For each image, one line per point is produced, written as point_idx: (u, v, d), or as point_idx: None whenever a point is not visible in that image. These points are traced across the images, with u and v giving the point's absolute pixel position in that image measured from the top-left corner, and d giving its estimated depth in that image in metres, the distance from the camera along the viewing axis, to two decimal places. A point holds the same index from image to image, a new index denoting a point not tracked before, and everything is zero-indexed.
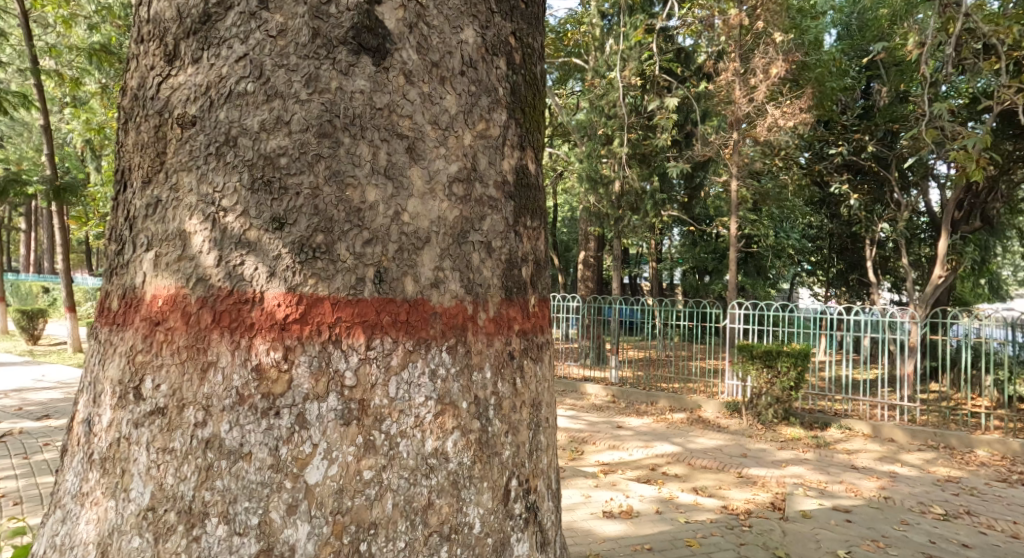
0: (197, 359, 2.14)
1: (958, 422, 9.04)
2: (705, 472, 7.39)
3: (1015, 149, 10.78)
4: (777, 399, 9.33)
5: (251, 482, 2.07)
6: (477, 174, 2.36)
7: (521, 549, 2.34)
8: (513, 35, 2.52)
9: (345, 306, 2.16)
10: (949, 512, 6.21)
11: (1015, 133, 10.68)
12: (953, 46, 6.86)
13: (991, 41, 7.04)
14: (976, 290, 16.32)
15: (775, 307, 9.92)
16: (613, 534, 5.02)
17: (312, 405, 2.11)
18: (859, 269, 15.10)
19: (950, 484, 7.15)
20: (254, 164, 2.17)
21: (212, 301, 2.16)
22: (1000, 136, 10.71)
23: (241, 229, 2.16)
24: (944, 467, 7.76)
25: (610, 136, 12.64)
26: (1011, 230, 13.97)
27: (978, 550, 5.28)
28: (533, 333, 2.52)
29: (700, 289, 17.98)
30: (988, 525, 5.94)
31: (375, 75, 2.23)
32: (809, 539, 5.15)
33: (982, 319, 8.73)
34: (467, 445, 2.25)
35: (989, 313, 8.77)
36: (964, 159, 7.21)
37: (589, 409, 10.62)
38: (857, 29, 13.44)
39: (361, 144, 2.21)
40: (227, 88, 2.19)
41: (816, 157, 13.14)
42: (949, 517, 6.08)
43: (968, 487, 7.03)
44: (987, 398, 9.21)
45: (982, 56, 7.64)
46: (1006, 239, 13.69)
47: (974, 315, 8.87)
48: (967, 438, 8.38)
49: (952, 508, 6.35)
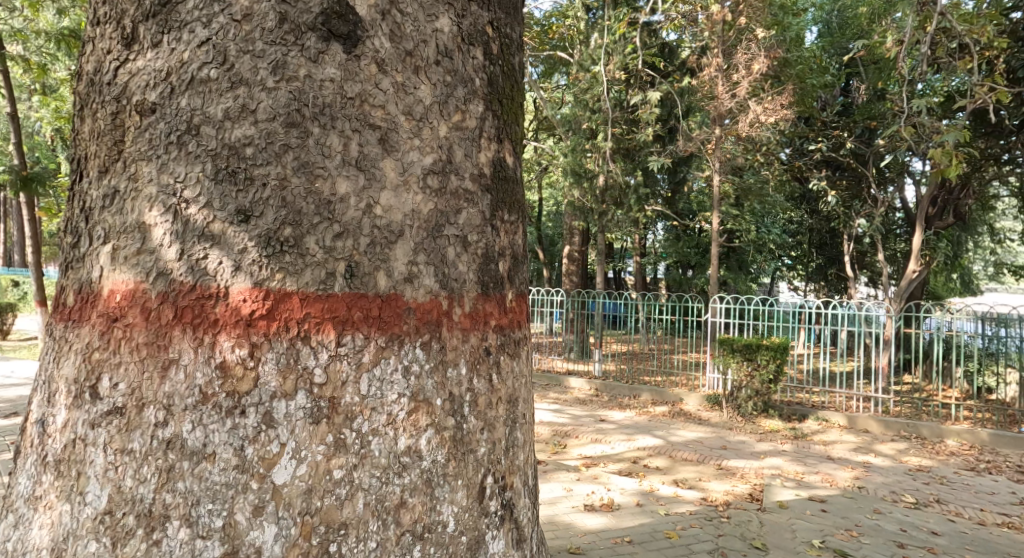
0: (158, 357, 2.06)
1: (930, 414, 9.15)
2: (686, 464, 7.40)
3: (988, 148, 10.92)
4: (756, 391, 9.36)
5: (215, 483, 2.00)
6: (453, 167, 2.30)
7: (496, 547, 2.31)
8: (491, 24, 2.46)
9: (314, 301, 2.10)
10: (920, 500, 6.27)
11: (988, 130, 10.77)
12: (929, 44, 6.82)
13: (966, 41, 7.00)
14: (947, 284, 16.56)
15: (755, 300, 9.92)
16: (594, 528, 4.98)
17: (279, 403, 2.04)
18: (838, 263, 15.29)
19: (921, 473, 7.22)
20: (218, 154, 2.09)
21: (174, 297, 2.08)
22: (973, 134, 10.80)
23: (204, 222, 2.09)
24: (916, 457, 7.84)
25: (595, 130, 12.57)
26: (982, 226, 14.13)
27: (946, 537, 5.32)
28: (510, 329, 2.48)
29: (684, 284, 18.07)
30: (956, 513, 6.02)
31: (345, 64, 2.16)
32: (785, 529, 5.17)
33: (954, 312, 8.79)
34: (442, 442, 2.21)
35: (961, 307, 8.84)
36: (939, 156, 7.14)
37: (572, 403, 10.62)
38: (838, 26, 13.37)
39: (330, 134, 2.14)
40: (188, 74, 2.10)
41: (796, 153, 13.53)
42: (920, 506, 6.15)
43: (938, 476, 7.12)
44: (957, 389, 9.32)
45: (956, 55, 7.60)
46: (978, 235, 13.86)
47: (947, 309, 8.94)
48: (938, 428, 8.49)
49: (922, 497, 6.41)
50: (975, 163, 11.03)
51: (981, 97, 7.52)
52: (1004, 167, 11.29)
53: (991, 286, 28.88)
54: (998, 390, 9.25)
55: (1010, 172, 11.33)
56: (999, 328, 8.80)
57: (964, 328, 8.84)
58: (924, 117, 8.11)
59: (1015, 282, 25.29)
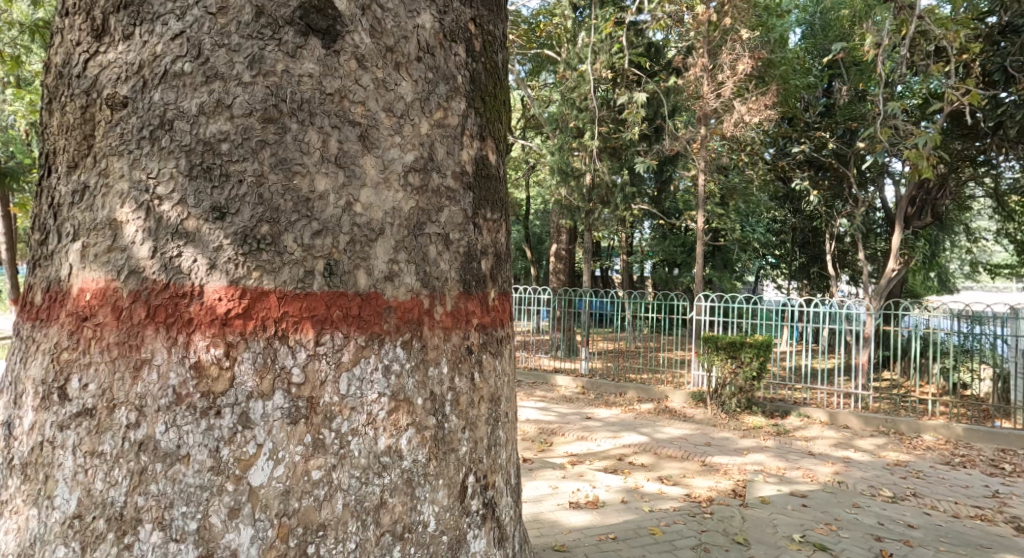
0: (130, 357, 2.01)
1: (908, 409, 9.24)
2: (670, 461, 7.43)
3: (964, 149, 10.95)
4: (740, 388, 9.38)
5: (189, 485, 1.96)
6: (434, 164, 2.27)
7: (477, 546, 2.31)
8: (473, 21, 2.44)
9: (292, 300, 2.06)
10: (897, 494, 6.32)
11: (963, 134, 10.79)
12: (908, 47, 6.83)
13: (943, 44, 7.03)
14: (925, 283, 16.75)
15: (739, 298, 9.95)
16: (578, 525, 4.97)
17: (255, 403, 2.01)
18: (820, 262, 15.41)
19: (898, 468, 7.27)
20: (193, 149, 2.05)
21: (146, 296, 2.03)
22: (948, 137, 10.79)
23: (178, 218, 2.04)
24: (894, 452, 7.90)
25: (581, 129, 12.55)
26: (960, 225, 14.29)
27: (922, 530, 5.37)
28: (492, 328, 2.46)
29: (670, 282, 18.13)
30: (932, 506, 6.07)
31: (324, 59, 2.12)
32: (766, 524, 5.19)
33: (930, 310, 8.97)
34: (422, 441, 2.19)
35: (937, 305, 9.03)
36: (915, 158, 7.14)
37: (559, 401, 10.60)
38: (821, 28, 13.43)
39: (308, 130, 2.10)
40: (162, 67, 2.06)
41: (780, 152, 13.40)
42: (897, 499, 6.20)
43: (915, 470, 7.18)
44: (934, 385, 9.42)
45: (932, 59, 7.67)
46: (955, 234, 14.02)
47: (925, 307, 9.09)
48: (915, 423, 8.58)
49: (899, 491, 6.46)
50: (952, 163, 11.13)
51: (957, 99, 7.56)
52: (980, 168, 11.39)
53: (969, 284, 29.35)
54: (972, 385, 9.36)
55: (987, 174, 11.46)
56: (974, 325, 8.79)
57: (942, 325, 8.94)
58: (900, 119, 8.14)
59: (990, 281, 25.68)
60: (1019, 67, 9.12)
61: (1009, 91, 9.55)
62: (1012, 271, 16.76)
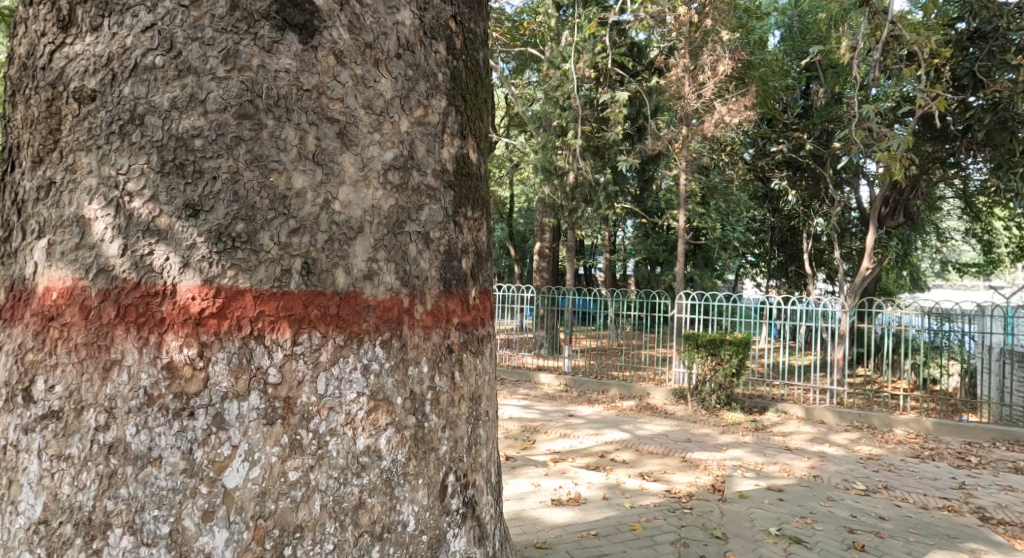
0: (99, 357, 1.97)
1: (880, 405, 9.34)
2: (651, 457, 7.45)
3: (935, 151, 10.97)
4: (719, 385, 9.42)
5: (161, 488, 1.92)
6: (414, 163, 2.25)
7: (457, 546, 2.30)
8: (454, 19, 2.42)
9: (269, 299, 2.03)
10: (869, 487, 6.38)
11: (933, 136, 10.86)
12: (880, 51, 6.87)
13: (914, 50, 7.09)
14: (897, 281, 16.96)
15: (719, 296, 9.98)
16: (560, 522, 4.95)
17: (230, 404, 1.97)
18: (798, 262, 15.58)
19: (871, 461, 7.33)
20: (165, 145, 2.00)
21: (116, 294, 1.98)
22: (918, 141, 10.87)
23: (149, 216, 1.99)
24: (866, 446, 7.97)
25: (565, 128, 12.55)
26: (932, 226, 14.50)
27: (893, 521, 5.41)
28: (473, 327, 2.44)
29: (652, 281, 18.21)
30: (901, 498, 6.13)
31: (301, 54, 2.09)
32: (743, 518, 5.20)
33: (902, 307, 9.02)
34: (402, 441, 2.17)
35: (909, 302, 9.07)
36: (887, 160, 7.19)
37: (542, 399, 10.59)
38: (799, 31, 13.54)
39: (285, 126, 2.07)
40: (132, 60, 2.01)
41: (759, 153, 13.50)
42: (869, 492, 6.25)
43: (887, 463, 7.25)
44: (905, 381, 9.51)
45: (905, 63, 7.74)
46: (926, 234, 14.23)
47: (896, 304, 9.13)
48: (887, 417, 8.65)
49: (872, 484, 6.51)
50: (924, 165, 11.23)
51: (927, 103, 7.59)
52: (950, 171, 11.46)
53: (941, 282, 29.74)
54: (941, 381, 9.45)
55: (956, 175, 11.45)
56: (943, 322, 8.93)
57: (913, 323, 9.11)
58: (873, 122, 8.18)
59: (960, 282, 26.16)
60: (988, 73, 9.22)
61: (977, 96, 9.69)
62: (980, 270, 17.06)
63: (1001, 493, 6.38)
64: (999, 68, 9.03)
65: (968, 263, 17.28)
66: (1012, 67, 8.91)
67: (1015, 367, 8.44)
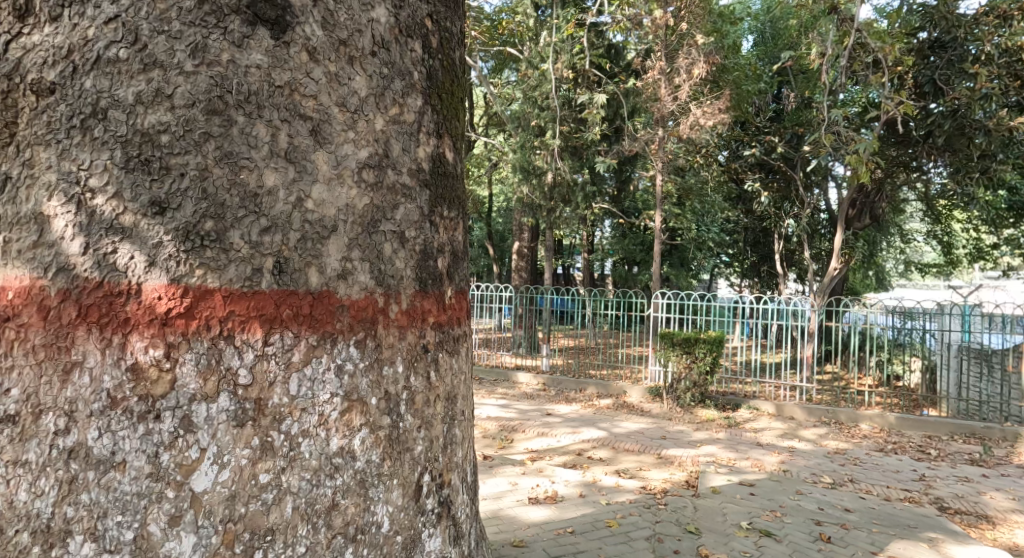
0: (58, 359, 1.90)
1: (847, 401, 9.46)
2: (628, 455, 7.47)
3: (898, 155, 11.03)
4: (694, 383, 9.47)
5: (124, 493, 1.88)
6: (390, 161, 2.22)
7: (433, 545, 2.28)
8: (430, 17, 2.39)
9: (239, 299, 1.99)
10: (836, 480, 6.45)
11: (898, 140, 10.86)
12: (848, 58, 6.95)
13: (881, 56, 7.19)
14: (864, 282, 17.25)
15: (694, 295, 10.03)
16: (537, 520, 4.94)
17: (199, 406, 1.93)
18: (770, 262, 15.74)
19: (838, 455, 7.42)
20: (129, 140, 1.95)
21: (77, 294, 1.92)
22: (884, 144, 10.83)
23: (113, 213, 1.94)
24: (834, 441, 8.06)
25: (543, 127, 12.54)
26: (896, 227, 14.78)
27: (859, 513, 5.47)
28: (448, 326, 2.42)
29: (629, 280, 18.30)
30: (867, 490, 6.21)
31: (273, 50, 2.05)
32: (717, 513, 5.22)
33: (868, 306, 8.96)
34: (376, 442, 2.14)
35: (874, 301, 9.00)
36: (855, 163, 7.27)
37: (520, 398, 10.57)
38: (772, 36, 13.71)
39: (257, 123, 2.04)
40: (94, 52, 1.94)
41: (732, 155, 13.60)
42: (836, 485, 6.32)
43: (853, 457, 7.34)
44: (871, 377, 9.68)
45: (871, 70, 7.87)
46: (891, 235, 14.49)
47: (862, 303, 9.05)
48: (853, 413, 8.75)
49: (839, 477, 6.58)
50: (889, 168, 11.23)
51: (892, 109, 7.69)
52: (913, 174, 11.41)
53: (903, 281, 30.30)
54: (903, 377, 9.64)
55: (918, 179, 11.44)
56: (906, 321, 8.98)
57: (879, 321, 9.04)
58: (842, 126, 8.29)
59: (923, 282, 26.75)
60: (948, 81, 9.45)
61: (938, 102, 9.74)
62: (941, 269, 17.42)
63: (957, 484, 6.49)
64: (956, 76, 9.34)
65: (930, 263, 17.62)
66: (970, 76, 9.27)
67: (971, 361, 8.72)
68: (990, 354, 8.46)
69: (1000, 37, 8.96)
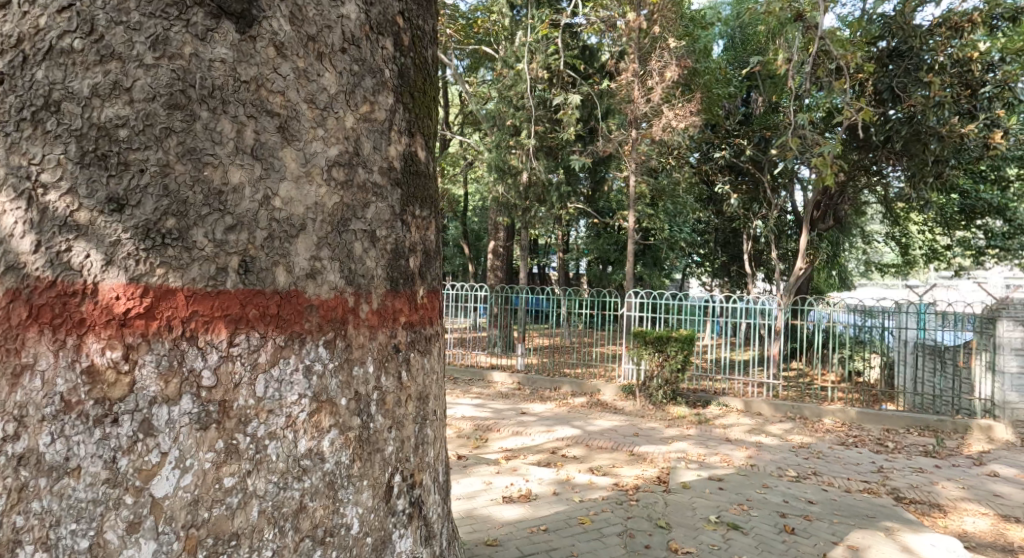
0: (7, 362, 1.83)
1: (811, 396, 9.58)
2: (601, 452, 7.47)
3: (859, 160, 11.10)
4: (666, 380, 9.51)
5: (80, 500, 1.82)
6: (360, 159, 2.18)
7: (404, 546, 2.24)
8: (401, 14, 2.36)
9: (203, 299, 1.94)
10: (801, 474, 6.51)
11: (858, 145, 11.00)
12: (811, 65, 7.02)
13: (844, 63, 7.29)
14: (829, 282, 17.50)
15: (666, 294, 10.07)
16: (510, 519, 4.91)
17: (160, 409, 1.88)
18: (741, 262, 15.89)
19: (802, 449, 7.50)
20: (85, 134, 1.88)
21: (28, 294, 1.85)
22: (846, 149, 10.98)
23: (67, 209, 1.88)
24: (799, 435, 8.15)
25: (518, 127, 12.51)
26: (859, 229, 15.03)
27: (821, 505, 5.52)
28: (420, 326, 2.38)
29: (603, 280, 18.34)
30: (829, 483, 6.28)
31: (238, 44, 2.01)
32: (686, 507, 5.24)
33: (831, 305, 9.20)
34: (347, 442, 2.10)
35: (836, 299, 9.24)
36: (821, 166, 7.34)
37: (494, 397, 10.53)
38: (741, 40, 13.88)
39: (221, 119, 1.99)
40: (47, 42, 1.87)
41: (703, 157, 13.55)
42: (800, 478, 6.38)
43: (816, 451, 7.42)
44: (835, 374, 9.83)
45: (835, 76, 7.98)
46: (853, 235, 14.74)
47: (825, 301, 9.28)
48: (818, 408, 8.85)
49: (803, 471, 6.65)
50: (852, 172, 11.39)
51: (853, 113, 7.79)
52: (874, 178, 11.58)
53: (868, 282, 30.78)
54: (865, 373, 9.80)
55: (878, 183, 11.62)
56: (867, 318, 9.25)
57: (840, 319, 9.27)
58: (808, 130, 8.39)
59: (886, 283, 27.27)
60: (904, 88, 9.54)
61: (897, 109, 9.94)
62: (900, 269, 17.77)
63: (915, 476, 6.58)
64: (913, 85, 9.39)
65: (891, 263, 17.92)
66: (924, 84, 9.29)
67: (926, 357, 8.83)
68: (943, 350, 8.57)
69: (953, 47, 9.20)
